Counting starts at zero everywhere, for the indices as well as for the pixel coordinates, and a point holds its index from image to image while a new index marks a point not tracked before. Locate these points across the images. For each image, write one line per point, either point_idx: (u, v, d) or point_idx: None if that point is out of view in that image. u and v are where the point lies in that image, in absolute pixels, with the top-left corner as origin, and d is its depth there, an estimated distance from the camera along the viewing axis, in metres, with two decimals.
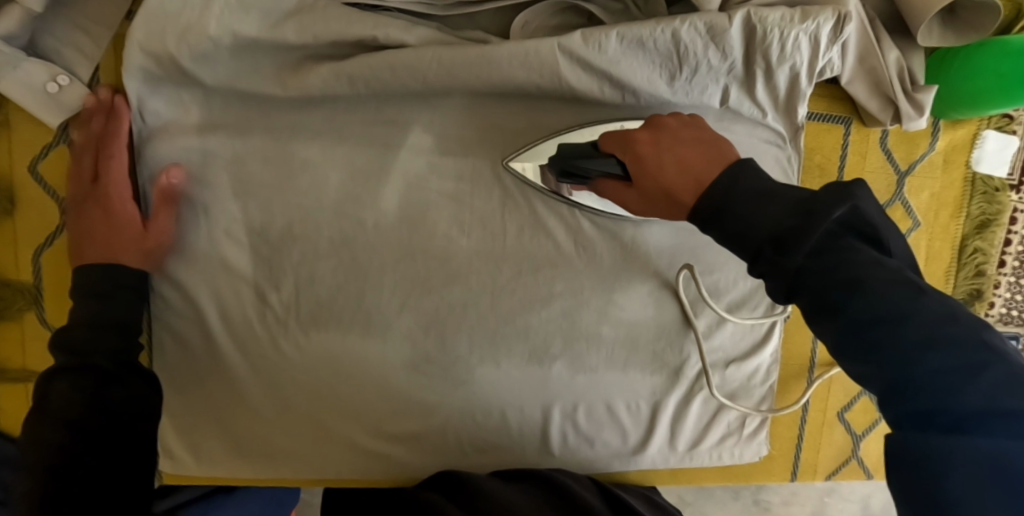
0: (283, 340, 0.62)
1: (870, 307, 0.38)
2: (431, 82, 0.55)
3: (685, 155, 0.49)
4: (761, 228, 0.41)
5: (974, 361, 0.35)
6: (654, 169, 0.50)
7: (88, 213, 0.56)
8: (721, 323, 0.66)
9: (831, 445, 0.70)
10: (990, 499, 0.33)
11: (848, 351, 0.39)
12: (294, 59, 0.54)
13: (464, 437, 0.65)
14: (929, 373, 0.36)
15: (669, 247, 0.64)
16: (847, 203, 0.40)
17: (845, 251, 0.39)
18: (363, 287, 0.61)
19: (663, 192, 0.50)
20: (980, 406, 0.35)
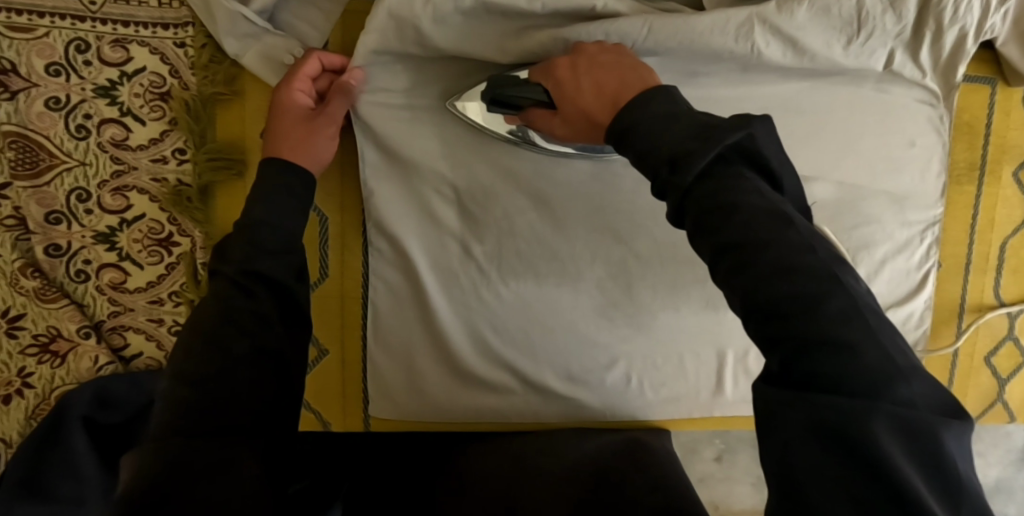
0: (485, 288, 0.67)
1: (741, 229, 0.40)
2: (637, 47, 0.60)
3: (603, 80, 0.53)
4: (663, 147, 0.44)
5: (819, 291, 0.37)
6: (573, 92, 0.55)
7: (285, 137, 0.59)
8: (879, 271, 0.71)
9: (978, 388, 0.75)
10: (818, 460, 0.35)
11: (720, 269, 0.41)
12: (515, 27, 0.60)
13: (645, 381, 0.70)
14: (780, 310, 0.38)
15: (833, 200, 0.69)
16: (743, 131, 0.43)
17: (730, 179, 0.42)
18: (559, 239, 0.67)
19: (585, 116, 0.54)
20: (821, 335, 0.36)
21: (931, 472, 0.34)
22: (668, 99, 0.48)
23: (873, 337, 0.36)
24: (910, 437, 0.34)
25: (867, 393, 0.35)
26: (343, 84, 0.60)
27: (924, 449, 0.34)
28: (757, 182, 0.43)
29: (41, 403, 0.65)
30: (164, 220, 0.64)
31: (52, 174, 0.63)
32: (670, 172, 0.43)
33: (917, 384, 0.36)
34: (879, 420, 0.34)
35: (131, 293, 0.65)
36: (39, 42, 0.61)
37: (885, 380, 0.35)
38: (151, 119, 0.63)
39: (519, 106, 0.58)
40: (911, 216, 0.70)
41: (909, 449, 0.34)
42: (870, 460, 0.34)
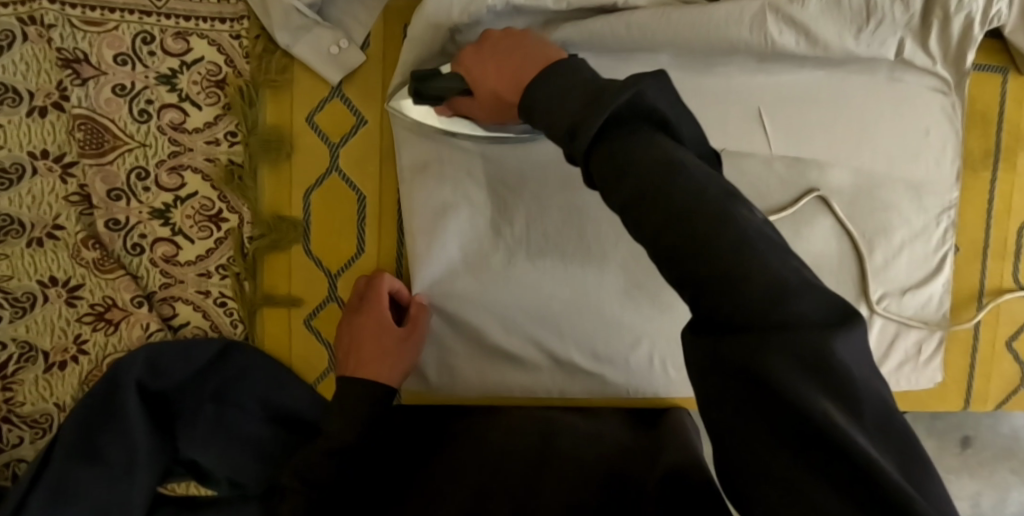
0: (509, 267, 0.70)
1: (640, 178, 0.39)
2: (656, 35, 0.64)
3: (504, 62, 0.55)
4: (565, 115, 0.45)
5: (711, 227, 0.36)
6: (481, 78, 0.57)
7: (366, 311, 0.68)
8: (897, 255, 0.72)
9: (1002, 374, 0.75)
10: (739, 402, 0.34)
11: (630, 221, 0.40)
12: (542, 19, 0.65)
13: (666, 360, 0.72)
14: (680, 251, 0.37)
15: (850, 188, 0.72)
16: (631, 87, 0.42)
17: (626, 134, 0.42)
18: (584, 221, 0.70)
19: (495, 98, 0.56)
20: (715, 272, 0.35)
21: (836, 391, 0.32)
22: (573, 70, 0.49)
23: (765, 261, 0.34)
24: (805, 361, 0.32)
25: (760, 326, 0.33)
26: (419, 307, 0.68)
27: (826, 371, 0.32)
28: (654, 133, 0.42)
29: (94, 368, 0.70)
30: (214, 198, 0.69)
31: (115, 154, 0.68)
32: (571, 142, 0.44)
33: (811, 301, 0.33)
34: (764, 352, 0.32)
35: (182, 266, 0.70)
36: (110, 34, 0.67)
37: (774, 304, 0.33)
38: (206, 104, 0.68)
39: (442, 96, 0.61)
40: (928, 201, 0.72)
41: (805, 374, 0.32)
42: (770, 397, 0.32)
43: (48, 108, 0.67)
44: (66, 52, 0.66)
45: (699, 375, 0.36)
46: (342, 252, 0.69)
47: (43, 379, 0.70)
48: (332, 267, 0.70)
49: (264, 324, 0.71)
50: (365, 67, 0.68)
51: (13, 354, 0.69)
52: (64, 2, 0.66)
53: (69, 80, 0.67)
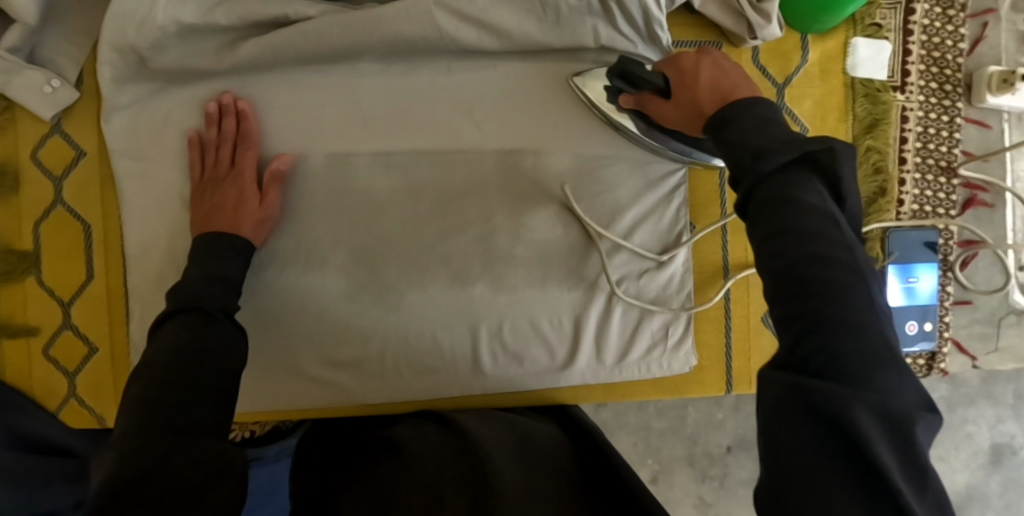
0: (259, 276, 0.70)
1: (791, 218, 0.38)
2: (335, 44, 0.66)
3: (719, 75, 0.52)
4: (747, 139, 0.42)
5: (840, 282, 0.36)
6: (691, 81, 0.55)
7: (223, 188, 0.66)
8: (629, 237, 0.71)
9: (761, 351, 0.73)
10: (823, 459, 0.33)
11: (768, 265, 0.38)
12: (227, 40, 0.67)
13: (403, 361, 0.71)
14: (804, 293, 0.36)
15: (569, 173, 0.71)
16: (827, 142, 0.40)
17: (794, 171, 0.39)
18: (300, 228, 0.70)
19: (693, 104, 0.54)
20: (852, 330, 0.35)
21: (911, 460, 0.33)
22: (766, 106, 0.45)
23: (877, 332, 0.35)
24: (889, 425, 0.33)
25: (857, 382, 0.33)
26: (276, 172, 0.68)
27: (907, 446, 0.33)
28: (826, 189, 0.40)
29: None
30: None
31: None
32: (751, 161, 0.41)
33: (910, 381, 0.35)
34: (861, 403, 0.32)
35: None
36: None
37: (869, 362, 0.34)
38: None
39: (638, 84, 0.64)
40: (654, 177, 0.71)
41: (890, 438, 0.33)
42: (857, 453, 0.32)
43: None
44: None
45: (776, 406, 0.35)
46: (72, 278, 0.71)
47: None
48: (65, 295, 0.71)
49: (5, 354, 0.71)
50: (82, 102, 0.71)
51: None
52: None
53: None
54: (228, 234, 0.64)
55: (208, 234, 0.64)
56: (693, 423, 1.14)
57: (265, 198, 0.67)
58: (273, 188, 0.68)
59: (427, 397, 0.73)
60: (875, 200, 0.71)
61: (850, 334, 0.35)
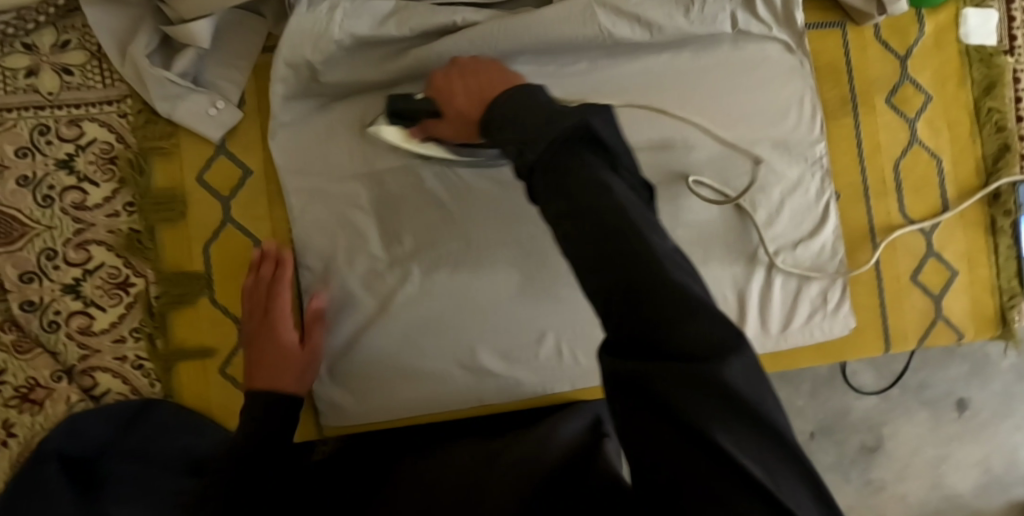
0: (402, 294, 0.72)
1: (591, 203, 0.39)
2: (499, 47, 0.69)
3: (477, 83, 0.58)
4: (526, 129, 0.45)
5: (642, 261, 0.37)
6: (451, 97, 0.60)
7: (259, 343, 0.69)
8: (778, 211, 0.75)
9: (914, 309, 0.76)
10: (668, 429, 0.34)
11: (582, 258, 0.40)
12: (394, 50, 0.70)
13: (577, 348, 0.74)
14: (643, 298, 0.36)
15: (717, 156, 0.74)
16: (580, 123, 0.43)
17: (573, 156, 0.43)
18: (469, 227, 0.73)
19: (457, 114, 0.60)
20: (674, 296, 0.35)
21: (779, 444, 0.33)
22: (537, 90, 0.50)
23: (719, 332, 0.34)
24: (724, 400, 0.33)
25: (686, 366, 0.34)
26: (315, 311, 0.71)
27: (730, 418, 0.33)
28: (597, 162, 0.42)
29: (23, 450, 0.72)
30: (120, 265, 0.73)
31: (24, 240, 0.72)
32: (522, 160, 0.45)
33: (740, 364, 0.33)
34: (664, 373, 0.34)
35: (97, 335, 0.72)
36: (8, 132, 0.73)
37: (715, 380, 0.33)
38: (103, 181, 0.73)
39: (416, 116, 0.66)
40: (795, 153, 0.75)
41: (725, 409, 0.33)
42: (687, 431, 0.33)
43: None
44: None
45: (615, 391, 0.36)
46: (246, 295, 0.73)
47: None
48: (240, 313, 0.73)
49: (180, 377, 0.73)
50: (245, 122, 0.73)
51: None
52: None
53: None
54: (274, 392, 0.67)
55: (276, 397, 0.67)
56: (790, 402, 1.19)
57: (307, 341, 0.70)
58: (315, 326, 0.71)
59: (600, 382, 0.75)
60: (1001, 155, 0.76)
61: (688, 319, 0.34)
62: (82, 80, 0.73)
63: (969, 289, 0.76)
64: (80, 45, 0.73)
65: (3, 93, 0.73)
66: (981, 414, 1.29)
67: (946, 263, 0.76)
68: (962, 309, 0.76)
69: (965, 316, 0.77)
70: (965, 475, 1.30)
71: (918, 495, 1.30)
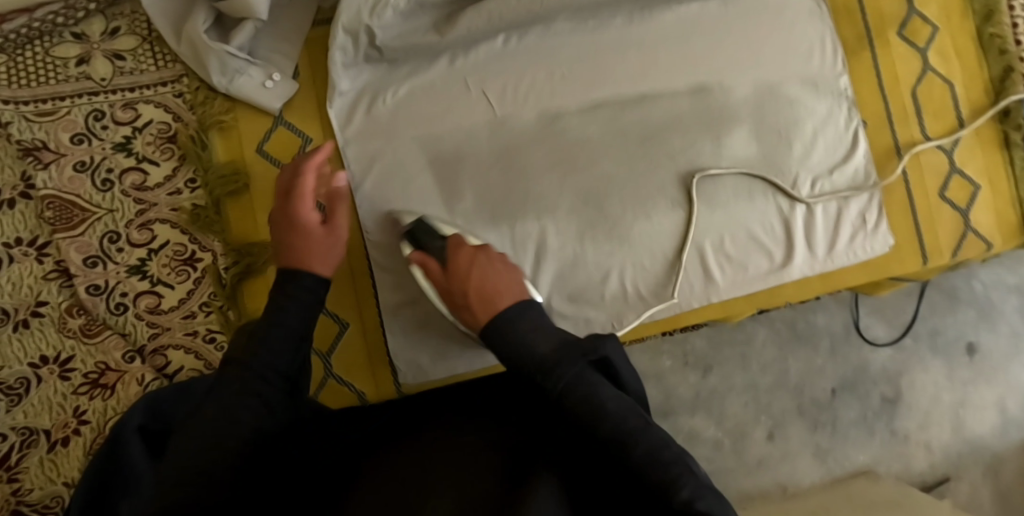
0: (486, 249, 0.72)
1: (579, 400, 0.48)
2: (547, 4, 0.74)
3: (486, 284, 0.58)
4: (527, 350, 0.52)
5: (620, 442, 0.47)
6: (462, 276, 0.59)
7: (281, 231, 0.63)
8: (813, 142, 0.79)
9: (946, 224, 0.80)
10: None
11: (585, 421, 0.48)
12: (445, 14, 0.74)
13: (640, 287, 0.77)
14: (609, 447, 0.47)
15: (752, 95, 0.79)
16: (598, 350, 0.51)
17: (585, 388, 0.49)
18: (528, 179, 0.75)
19: (464, 288, 0.59)
20: (666, 479, 0.45)
21: None
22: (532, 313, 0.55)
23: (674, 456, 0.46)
24: None
25: None
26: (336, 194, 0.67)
27: None
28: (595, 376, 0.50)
29: (97, 436, 0.71)
30: (186, 242, 0.73)
31: (85, 225, 0.72)
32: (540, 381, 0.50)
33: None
34: None
35: (166, 313, 0.73)
36: (62, 120, 0.73)
37: (682, 505, 0.43)
38: (163, 160, 0.74)
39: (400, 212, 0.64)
40: (824, 88, 0.80)
41: None
42: None
43: (16, 198, 0.72)
44: (26, 143, 0.72)
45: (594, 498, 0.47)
46: None
47: (48, 459, 0.70)
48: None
49: None
50: (301, 94, 0.75)
51: (15, 443, 0.70)
52: (18, 102, 0.72)
53: (33, 166, 0.72)
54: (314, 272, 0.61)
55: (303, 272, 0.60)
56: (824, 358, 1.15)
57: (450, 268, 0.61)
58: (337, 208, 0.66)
59: (664, 318, 0.78)
60: (1006, 76, 0.81)
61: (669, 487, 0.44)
62: (135, 64, 0.74)
63: (993, 201, 0.81)
64: (131, 31, 0.75)
65: (56, 82, 0.73)
66: (993, 357, 1.17)
67: (969, 179, 0.81)
68: (988, 221, 0.81)
69: (991, 227, 0.82)
70: (985, 419, 1.16)
71: (941, 443, 1.16)
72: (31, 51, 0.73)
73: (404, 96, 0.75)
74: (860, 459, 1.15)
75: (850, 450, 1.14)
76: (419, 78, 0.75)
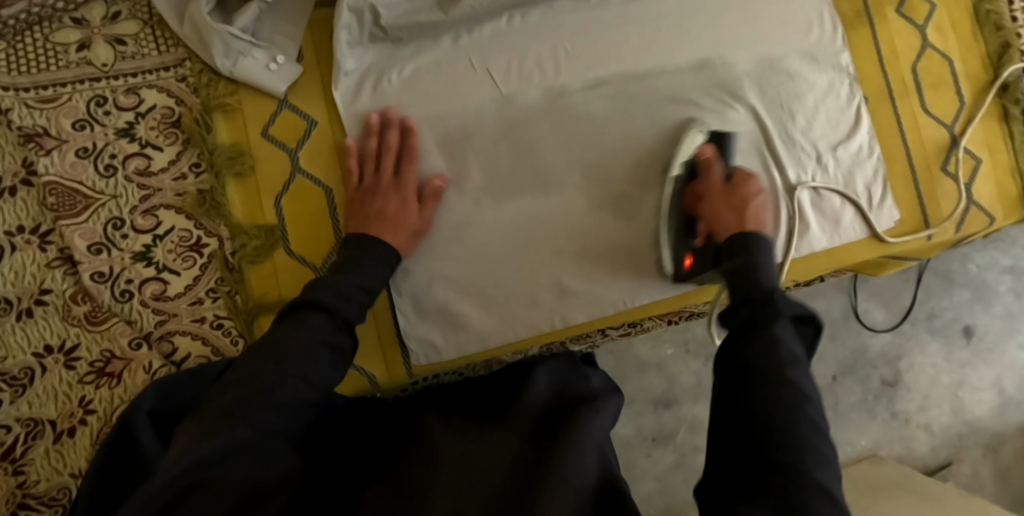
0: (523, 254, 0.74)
1: (589, 425, 0.54)
2: None
3: (753, 211, 0.66)
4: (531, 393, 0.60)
5: (772, 383, 0.46)
6: (731, 205, 0.67)
7: (380, 198, 0.71)
8: (816, 117, 0.80)
9: (948, 197, 0.81)
10: None
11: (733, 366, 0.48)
12: None
13: (647, 266, 0.77)
14: (743, 389, 0.46)
15: (755, 71, 0.79)
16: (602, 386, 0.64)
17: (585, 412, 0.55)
18: (535, 157, 0.76)
19: (737, 208, 0.67)
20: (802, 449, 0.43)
21: None
22: (768, 243, 0.61)
23: (760, 339, 0.48)
24: None
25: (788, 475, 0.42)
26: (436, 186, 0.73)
27: None
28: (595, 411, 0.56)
29: (103, 426, 0.70)
30: (192, 227, 0.72)
31: (89, 211, 0.71)
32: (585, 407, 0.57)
33: (798, 388, 0.46)
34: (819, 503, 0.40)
35: (173, 299, 0.71)
36: (64, 106, 0.72)
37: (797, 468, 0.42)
38: (167, 145, 0.73)
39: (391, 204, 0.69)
40: (825, 64, 0.80)
41: None
42: None
43: (18, 186, 0.71)
44: (28, 129, 0.71)
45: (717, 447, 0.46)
46: (321, 243, 0.73)
47: (54, 450, 0.69)
48: (316, 262, 0.73)
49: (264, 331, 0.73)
50: (304, 75, 0.75)
51: (20, 434, 0.68)
52: (18, 88, 0.71)
53: (34, 153, 0.71)
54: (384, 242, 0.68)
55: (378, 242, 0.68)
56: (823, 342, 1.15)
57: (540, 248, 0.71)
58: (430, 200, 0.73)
59: (674, 296, 0.78)
60: (1004, 52, 0.82)
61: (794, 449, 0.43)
62: (136, 49, 0.74)
63: (994, 175, 0.82)
64: (132, 16, 0.74)
65: (57, 68, 0.72)
66: (988, 339, 1.17)
67: (970, 153, 0.82)
68: (989, 194, 0.82)
69: (993, 201, 0.83)
70: (984, 401, 1.16)
71: (941, 424, 1.16)
72: (31, 36, 0.72)
73: (410, 75, 0.75)
74: (862, 444, 1.14)
75: (852, 434, 1.14)
76: (424, 57, 0.75)
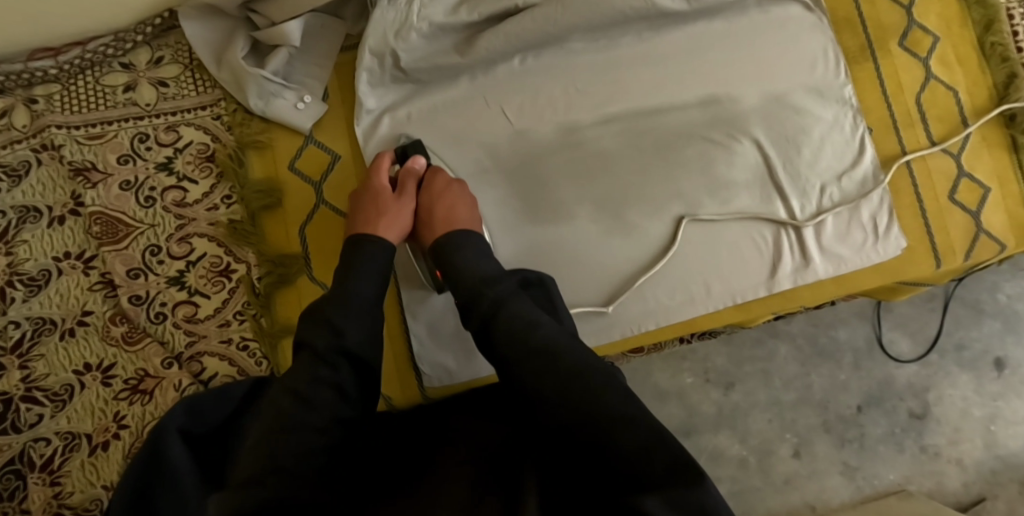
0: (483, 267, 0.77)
1: (506, 329, 0.55)
2: (559, 22, 0.77)
3: (431, 212, 0.72)
4: (470, 279, 0.62)
5: (594, 380, 0.49)
6: (430, 205, 0.72)
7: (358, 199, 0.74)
8: (821, 149, 0.82)
9: (957, 225, 0.82)
10: (657, 475, 0.43)
11: (550, 345, 0.53)
12: (466, 35, 0.79)
13: (655, 294, 0.79)
14: (564, 371, 0.50)
15: (758, 105, 0.82)
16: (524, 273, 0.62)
17: (514, 318, 0.56)
18: (548, 187, 0.79)
19: (438, 214, 0.71)
20: (622, 413, 0.47)
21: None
22: (476, 237, 0.69)
23: (592, 358, 0.52)
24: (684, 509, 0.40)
25: (615, 440, 0.45)
26: (415, 174, 0.75)
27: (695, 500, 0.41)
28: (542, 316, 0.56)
29: (135, 440, 0.73)
30: (223, 254, 0.77)
31: (130, 239, 0.77)
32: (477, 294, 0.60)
33: (639, 416, 0.47)
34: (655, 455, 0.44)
35: (203, 321, 0.76)
36: (111, 142, 0.78)
37: (626, 429, 0.46)
38: (202, 179, 0.79)
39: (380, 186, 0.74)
40: (829, 97, 0.83)
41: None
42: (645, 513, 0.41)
43: (66, 215, 0.77)
44: (76, 163, 0.77)
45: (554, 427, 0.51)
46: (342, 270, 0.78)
47: (89, 463, 0.73)
48: None
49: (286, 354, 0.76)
50: (329, 114, 0.80)
51: (57, 447, 0.73)
52: (70, 126, 0.78)
53: (82, 186, 0.77)
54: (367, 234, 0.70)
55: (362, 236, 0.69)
56: (850, 376, 1.10)
57: (403, 195, 0.73)
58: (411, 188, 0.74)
59: (681, 324, 0.79)
60: (1010, 82, 0.83)
61: (626, 416, 0.47)
62: (177, 90, 0.80)
63: (1005, 203, 0.82)
64: (174, 60, 0.81)
65: (105, 108, 0.79)
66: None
67: (979, 182, 0.82)
68: (1000, 222, 0.82)
69: (1005, 229, 0.82)
70: (1019, 435, 1.08)
71: (975, 458, 1.08)
72: (83, 80, 0.79)
73: (427, 110, 0.80)
74: (891, 478, 1.07)
75: (879, 467, 1.07)
76: (440, 95, 0.80)
